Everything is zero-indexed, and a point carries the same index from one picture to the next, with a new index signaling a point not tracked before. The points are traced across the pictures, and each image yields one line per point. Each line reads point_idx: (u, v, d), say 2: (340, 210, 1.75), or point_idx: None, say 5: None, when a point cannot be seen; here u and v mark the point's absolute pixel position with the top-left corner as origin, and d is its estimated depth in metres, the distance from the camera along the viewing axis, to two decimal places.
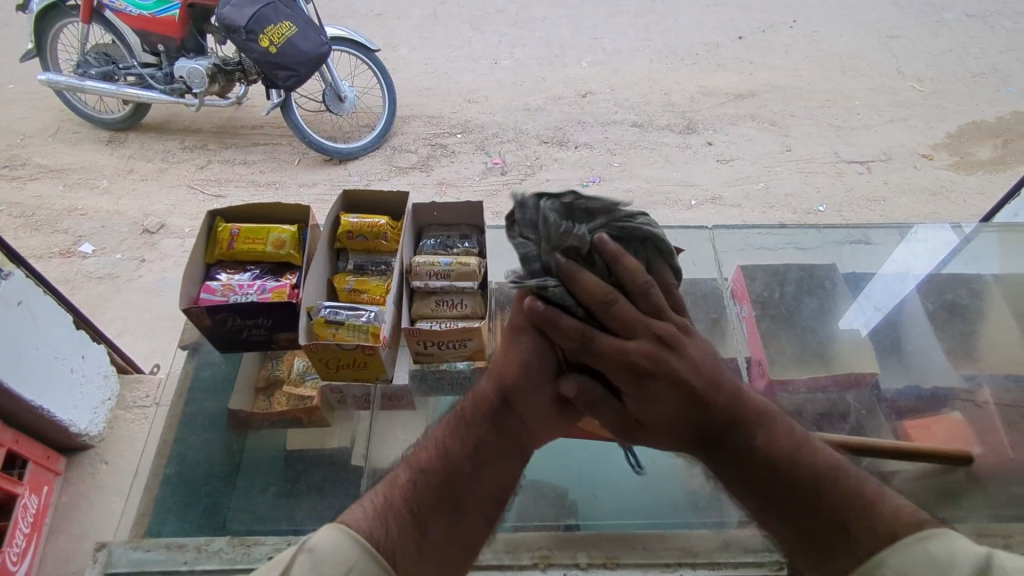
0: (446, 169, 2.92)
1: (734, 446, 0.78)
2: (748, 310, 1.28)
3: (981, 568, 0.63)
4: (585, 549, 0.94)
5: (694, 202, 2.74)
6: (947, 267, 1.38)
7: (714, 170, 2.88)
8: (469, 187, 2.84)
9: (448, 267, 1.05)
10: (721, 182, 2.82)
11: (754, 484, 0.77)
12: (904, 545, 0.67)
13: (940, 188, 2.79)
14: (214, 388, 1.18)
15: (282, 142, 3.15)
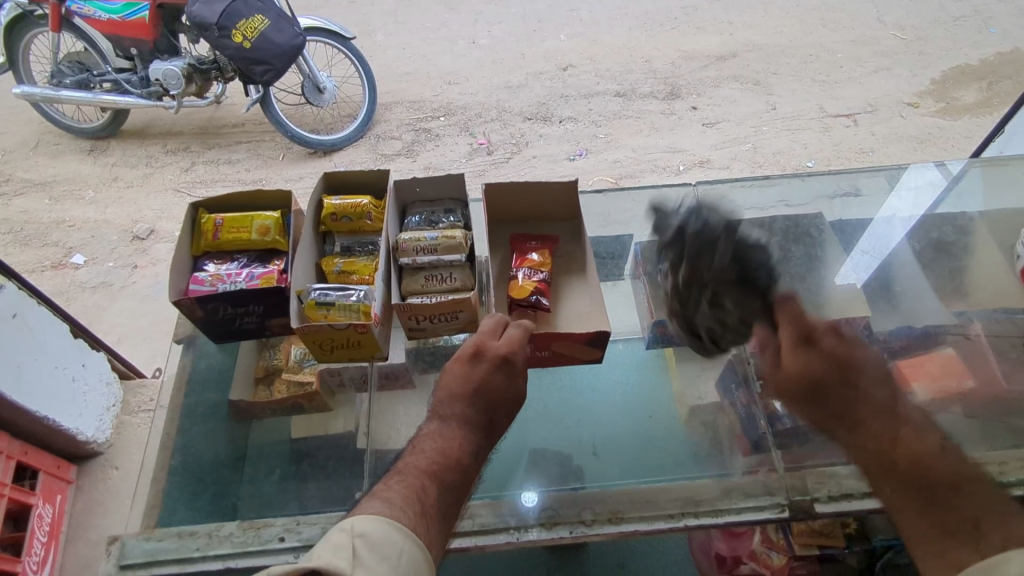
0: (432, 152, 2.92)
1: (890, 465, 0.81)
2: None
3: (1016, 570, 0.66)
4: (589, 506, 0.95)
5: (682, 167, 2.74)
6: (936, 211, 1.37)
7: (701, 134, 2.88)
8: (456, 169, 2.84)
9: (435, 241, 1.04)
10: (708, 146, 2.82)
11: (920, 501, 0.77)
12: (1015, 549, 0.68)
13: (927, 136, 2.79)
14: (214, 380, 1.19)
15: (265, 138, 3.13)
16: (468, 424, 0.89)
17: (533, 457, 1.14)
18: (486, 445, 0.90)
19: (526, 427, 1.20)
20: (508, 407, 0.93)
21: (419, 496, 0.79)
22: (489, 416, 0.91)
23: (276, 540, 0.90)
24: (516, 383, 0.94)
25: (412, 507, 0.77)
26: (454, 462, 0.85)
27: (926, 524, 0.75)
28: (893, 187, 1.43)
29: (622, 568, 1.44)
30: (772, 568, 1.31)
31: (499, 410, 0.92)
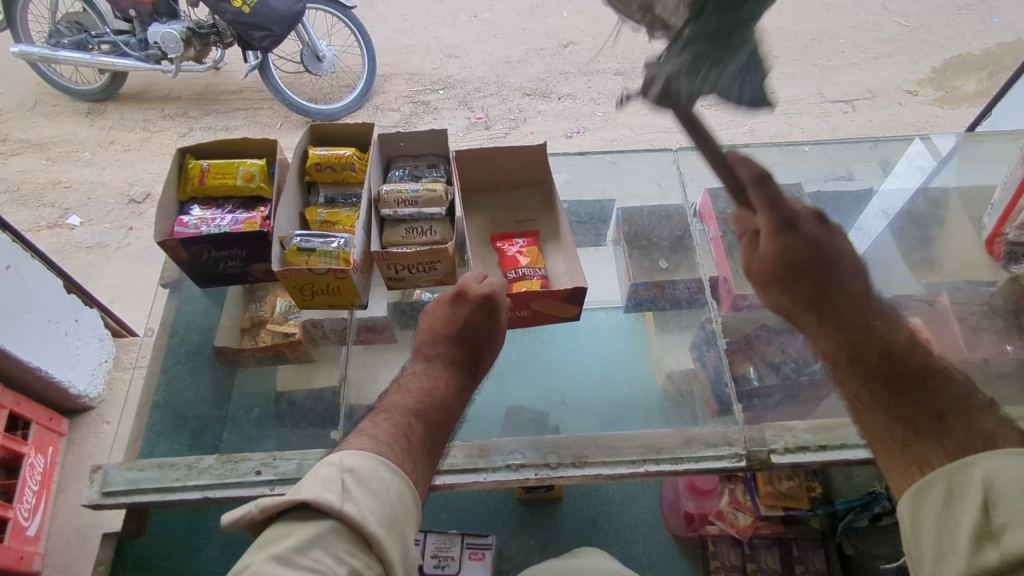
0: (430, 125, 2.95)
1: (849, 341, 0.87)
2: (714, 231, 1.29)
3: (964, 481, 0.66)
4: (555, 451, 0.99)
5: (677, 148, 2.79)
6: (923, 189, 1.39)
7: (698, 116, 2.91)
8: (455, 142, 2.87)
9: (416, 193, 1.07)
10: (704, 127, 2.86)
11: (872, 376, 0.83)
12: (1005, 456, 0.66)
13: (923, 124, 2.81)
14: (199, 325, 1.22)
15: (263, 105, 3.13)
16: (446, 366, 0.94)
17: (508, 413, 1.17)
18: (469, 384, 0.94)
19: (502, 385, 1.23)
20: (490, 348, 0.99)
21: (407, 428, 0.81)
22: (473, 357, 0.96)
23: (252, 473, 0.94)
24: (497, 326, 1.00)
25: (400, 443, 0.78)
26: (442, 400, 0.88)
27: (894, 426, 0.77)
28: (885, 171, 1.44)
29: (594, 524, 1.48)
30: (737, 528, 1.35)
31: (481, 350, 0.98)
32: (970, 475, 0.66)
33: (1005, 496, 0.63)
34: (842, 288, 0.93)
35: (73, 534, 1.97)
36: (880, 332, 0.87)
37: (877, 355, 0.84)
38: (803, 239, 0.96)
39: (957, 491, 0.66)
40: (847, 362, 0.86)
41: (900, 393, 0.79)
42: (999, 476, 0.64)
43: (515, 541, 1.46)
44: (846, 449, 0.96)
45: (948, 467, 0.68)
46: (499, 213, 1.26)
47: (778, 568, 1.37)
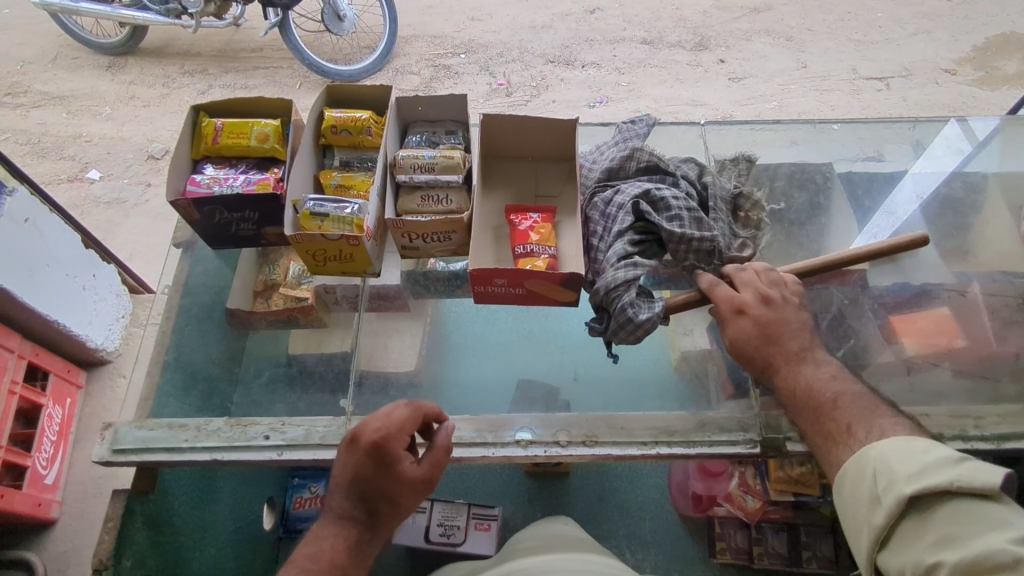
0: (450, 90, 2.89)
1: (794, 397, 0.89)
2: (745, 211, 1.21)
3: (875, 470, 0.76)
4: (565, 429, 0.98)
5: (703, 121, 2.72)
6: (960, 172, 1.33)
7: (725, 89, 2.83)
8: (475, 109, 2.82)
9: (433, 160, 1.04)
10: (731, 101, 2.78)
11: (811, 422, 0.87)
12: (897, 441, 0.78)
13: (959, 106, 2.71)
14: (212, 286, 1.21)
15: (283, 64, 3.09)
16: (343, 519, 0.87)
17: (519, 383, 1.16)
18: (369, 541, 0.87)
19: (515, 356, 1.21)
20: (399, 499, 0.88)
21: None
22: (372, 507, 0.87)
23: (262, 437, 0.94)
24: (401, 471, 0.87)
25: None
26: (334, 566, 0.84)
27: (824, 444, 0.85)
28: (917, 154, 1.38)
29: (601, 500, 1.48)
30: (745, 511, 1.35)
31: (382, 501, 0.87)
32: (865, 461, 0.78)
33: (887, 466, 0.75)
34: (784, 357, 0.91)
35: (90, 485, 2.02)
36: (808, 378, 0.89)
37: (809, 401, 0.88)
38: (750, 323, 0.93)
39: (858, 471, 0.79)
40: (795, 411, 0.89)
41: (824, 417, 0.86)
42: (887, 454, 0.76)
43: (521, 514, 1.46)
44: None
45: (853, 456, 0.80)
46: (521, 184, 1.15)
47: (785, 552, 1.37)
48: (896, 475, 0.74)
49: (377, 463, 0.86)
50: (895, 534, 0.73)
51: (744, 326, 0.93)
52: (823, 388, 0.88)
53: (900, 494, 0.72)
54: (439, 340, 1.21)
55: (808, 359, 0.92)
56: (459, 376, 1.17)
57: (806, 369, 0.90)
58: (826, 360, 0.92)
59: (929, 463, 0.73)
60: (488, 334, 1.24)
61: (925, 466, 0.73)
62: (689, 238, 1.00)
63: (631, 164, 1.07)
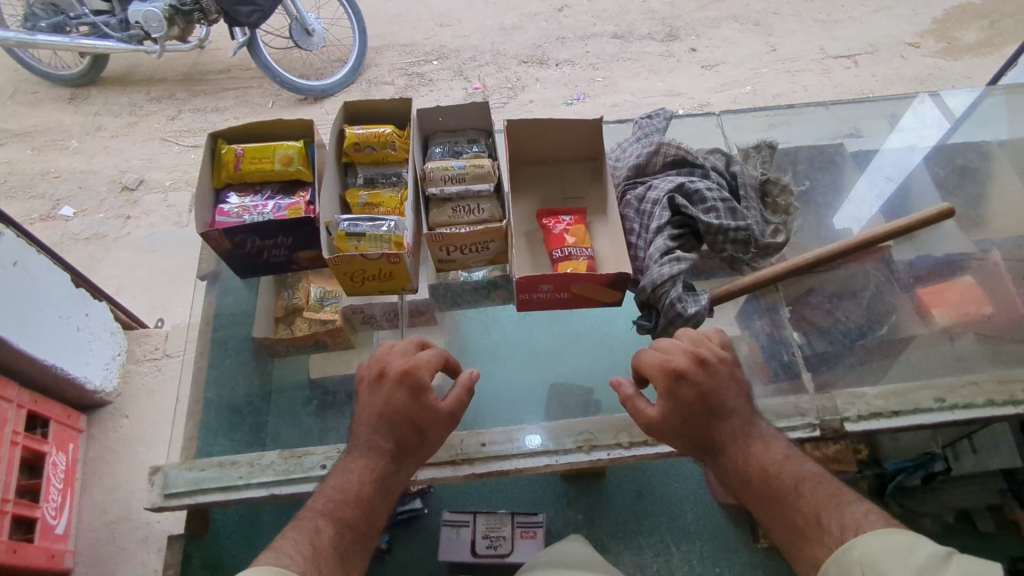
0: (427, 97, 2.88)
1: (749, 485, 0.86)
2: None
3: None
4: (625, 430, 1.00)
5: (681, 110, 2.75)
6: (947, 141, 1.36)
7: (699, 77, 2.86)
8: None
9: (463, 170, 1.03)
10: (706, 89, 2.81)
11: (772, 514, 0.84)
12: (871, 536, 0.74)
13: (927, 77, 2.77)
14: (236, 317, 1.17)
15: (253, 83, 3.03)
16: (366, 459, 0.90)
17: (552, 387, 1.15)
18: (394, 473, 0.90)
19: (555, 359, 1.20)
20: (422, 430, 0.92)
21: (313, 539, 0.81)
22: (398, 439, 0.91)
23: (319, 468, 0.94)
24: (427, 401, 0.92)
25: (304, 555, 0.79)
26: (359, 497, 0.87)
27: (792, 536, 0.82)
28: (892, 127, 1.39)
29: (640, 496, 1.48)
30: None
31: (407, 431, 0.92)
32: (849, 562, 0.74)
33: (879, 573, 0.71)
34: (732, 434, 0.89)
35: (103, 531, 1.95)
36: (759, 457, 0.87)
37: (763, 487, 0.85)
38: (692, 390, 0.88)
39: (842, 574, 0.74)
40: (754, 498, 0.86)
41: (782, 503, 0.83)
42: (875, 552, 0.72)
43: (562, 518, 1.46)
44: (921, 413, 0.94)
45: (832, 555, 0.76)
46: (548, 186, 1.14)
47: None
48: None
49: (405, 394, 0.92)
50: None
51: (684, 398, 0.89)
52: (776, 472, 0.85)
53: None
54: (485, 340, 1.20)
55: (753, 436, 0.89)
56: (501, 383, 1.16)
57: (748, 450, 0.88)
58: (771, 435, 0.90)
59: (922, 568, 0.69)
60: (534, 335, 1.22)
61: (917, 570, 0.69)
62: (727, 228, 1.00)
63: (657, 159, 1.07)
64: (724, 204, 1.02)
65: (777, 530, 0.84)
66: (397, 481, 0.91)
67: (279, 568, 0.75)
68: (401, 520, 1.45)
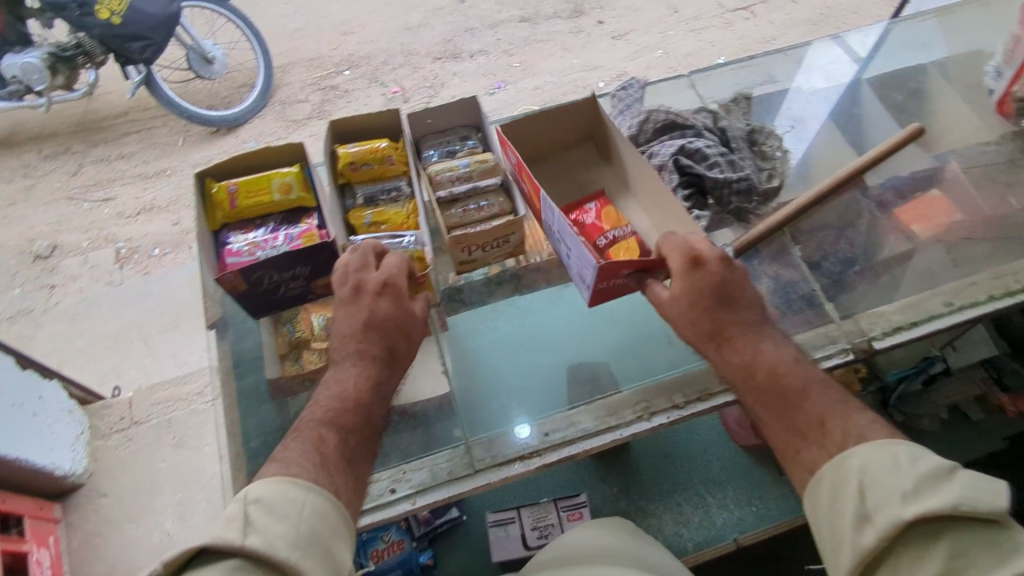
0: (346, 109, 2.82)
1: (753, 380, 0.87)
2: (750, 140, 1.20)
3: (862, 490, 0.71)
4: (679, 392, 1.01)
5: (602, 83, 2.81)
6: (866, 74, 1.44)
7: (612, 47, 2.92)
8: None
9: (468, 168, 1.03)
10: (621, 58, 2.88)
11: (775, 411, 0.84)
12: (876, 448, 0.74)
13: (818, 18, 2.95)
14: (246, 364, 1.11)
15: (158, 123, 2.86)
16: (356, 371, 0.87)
17: (569, 373, 1.12)
18: (388, 376, 0.88)
19: (565, 342, 1.18)
20: (409, 336, 0.91)
21: (316, 445, 0.79)
22: (388, 345, 0.89)
23: (388, 493, 0.95)
24: (409, 307, 0.91)
25: (309, 461, 0.76)
26: (354, 404, 0.84)
27: (788, 432, 0.82)
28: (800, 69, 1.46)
29: (669, 457, 1.52)
30: None
31: (396, 338, 0.90)
32: (847, 476, 0.73)
33: (877, 482, 0.70)
34: (740, 326, 0.90)
35: None
36: (771, 358, 0.87)
37: (768, 378, 0.86)
38: (707, 277, 0.90)
39: (839, 482, 0.74)
40: (758, 391, 0.87)
41: (791, 405, 0.83)
42: (871, 466, 0.72)
43: (599, 495, 1.48)
44: (935, 319, 1.01)
45: (829, 462, 0.76)
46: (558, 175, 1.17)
47: None
48: (892, 494, 0.68)
49: (392, 301, 0.90)
50: (890, 554, 0.67)
51: (691, 288, 0.91)
52: (786, 370, 0.86)
53: (897, 518, 0.66)
54: (515, 330, 1.20)
55: (762, 336, 0.91)
56: (521, 377, 1.14)
57: (758, 346, 0.89)
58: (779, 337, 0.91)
59: (922, 478, 0.68)
60: (558, 313, 1.20)
61: (917, 481, 0.68)
62: (731, 181, 1.04)
63: (648, 127, 1.10)
64: (724, 160, 1.05)
65: (771, 432, 0.84)
66: (388, 388, 0.89)
67: (310, 483, 0.73)
68: (442, 532, 1.43)
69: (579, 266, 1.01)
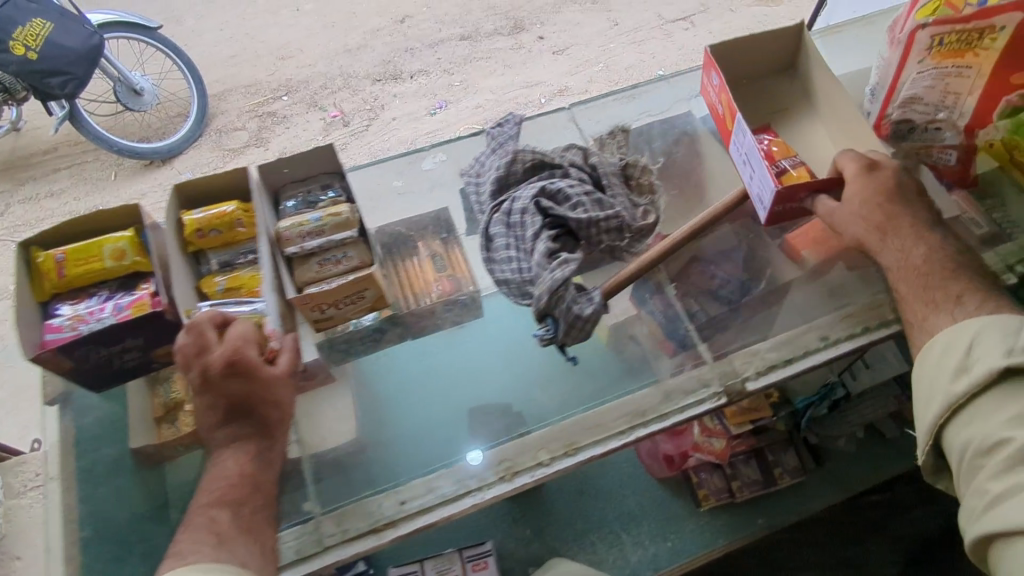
0: (283, 136, 2.77)
1: (914, 272, 0.93)
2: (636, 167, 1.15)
3: (966, 358, 0.81)
4: (545, 448, 0.93)
5: (543, 99, 2.78)
6: None
7: (553, 62, 2.90)
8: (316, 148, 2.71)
9: (319, 222, 0.98)
10: (562, 73, 2.86)
11: (923, 296, 0.91)
12: (1008, 320, 0.82)
13: (754, 24, 2.97)
14: (100, 437, 1.05)
15: (88, 157, 2.77)
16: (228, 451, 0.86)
17: (472, 415, 1.06)
18: (270, 446, 0.87)
19: (445, 392, 1.12)
20: (275, 401, 0.88)
21: (213, 527, 0.80)
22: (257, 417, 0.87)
23: None
24: (264, 375, 0.87)
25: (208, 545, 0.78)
26: (240, 483, 0.83)
27: (929, 311, 0.89)
28: None
29: (584, 494, 1.48)
30: (715, 453, 1.41)
31: (263, 408, 0.87)
32: (967, 331, 0.83)
33: (982, 345, 0.81)
34: (913, 223, 0.96)
35: None
36: (926, 253, 0.93)
37: (925, 274, 0.91)
38: (886, 179, 0.98)
39: (952, 341, 0.84)
40: (915, 285, 0.92)
41: (937, 291, 0.90)
42: (984, 329, 0.82)
43: (511, 538, 1.44)
44: (809, 356, 0.98)
45: (953, 325, 0.86)
46: None
47: (759, 477, 1.46)
48: (992, 352, 0.79)
49: (241, 377, 0.85)
50: (972, 404, 0.80)
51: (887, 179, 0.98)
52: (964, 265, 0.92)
53: (991, 367, 0.78)
54: (390, 384, 1.12)
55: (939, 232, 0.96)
56: (396, 429, 1.06)
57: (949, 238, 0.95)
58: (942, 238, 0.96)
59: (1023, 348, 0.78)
60: (436, 364, 1.14)
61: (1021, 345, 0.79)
62: (597, 221, 0.99)
63: (517, 167, 1.05)
64: (591, 200, 1.00)
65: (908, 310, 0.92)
66: (270, 456, 0.87)
67: (213, 564, 0.76)
68: None
69: (757, 183, 1.02)
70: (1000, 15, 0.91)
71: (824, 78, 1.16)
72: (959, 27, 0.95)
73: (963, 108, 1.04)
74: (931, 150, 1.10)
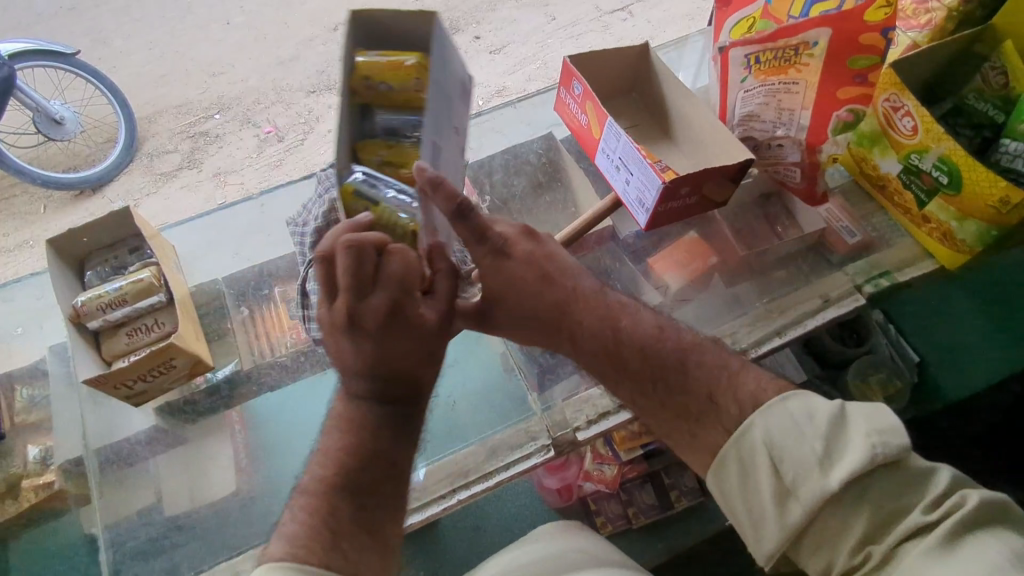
0: (218, 156, 2.33)
1: (633, 373, 0.83)
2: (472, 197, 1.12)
3: (786, 490, 0.68)
4: None
5: (482, 101, 2.36)
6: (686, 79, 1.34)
7: (490, 63, 2.47)
8: (247, 171, 2.29)
9: (120, 291, 0.97)
10: (500, 73, 2.45)
11: (661, 399, 0.81)
12: (765, 409, 0.73)
13: (697, 10, 2.58)
14: None
15: (14, 192, 2.29)
16: (376, 404, 0.81)
17: None
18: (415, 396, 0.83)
19: (276, 457, 1.05)
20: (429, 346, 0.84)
21: (325, 517, 0.71)
22: (389, 379, 0.82)
23: None
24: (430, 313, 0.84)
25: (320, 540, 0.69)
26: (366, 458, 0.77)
27: (678, 423, 0.79)
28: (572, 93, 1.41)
29: (478, 529, 1.43)
30: (606, 481, 1.38)
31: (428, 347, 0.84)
32: (762, 443, 0.71)
33: (787, 455, 0.69)
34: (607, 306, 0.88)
35: None
36: (638, 335, 0.85)
37: (637, 359, 0.84)
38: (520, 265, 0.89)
39: (746, 456, 0.72)
40: (650, 382, 0.82)
41: (670, 388, 0.81)
42: (774, 431, 0.71)
43: None
44: None
45: (731, 438, 0.74)
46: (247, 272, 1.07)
47: (656, 501, 1.42)
48: (807, 462, 0.68)
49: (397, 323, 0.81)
50: (812, 527, 0.68)
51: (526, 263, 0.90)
52: (665, 343, 0.84)
53: (824, 489, 0.66)
54: (257, 441, 1.07)
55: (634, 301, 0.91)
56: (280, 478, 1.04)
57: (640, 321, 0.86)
58: (642, 308, 0.89)
59: (826, 437, 0.69)
60: (297, 414, 1.08)
61: (822, 440, 0.68)
62: None
63: (337, 218, 1.01)
64: None
65: (662, 423, 0.82)
66: (409, 423, 0.82)
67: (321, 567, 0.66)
68: None
69: (639, 188, 0.98)
70: (807, 31, 0.93)
71: (654, 104, 1.14)
72: (769, 46, 0.97)
73: (800, 122, 1.01)
74: (778, 167, 1.07)
